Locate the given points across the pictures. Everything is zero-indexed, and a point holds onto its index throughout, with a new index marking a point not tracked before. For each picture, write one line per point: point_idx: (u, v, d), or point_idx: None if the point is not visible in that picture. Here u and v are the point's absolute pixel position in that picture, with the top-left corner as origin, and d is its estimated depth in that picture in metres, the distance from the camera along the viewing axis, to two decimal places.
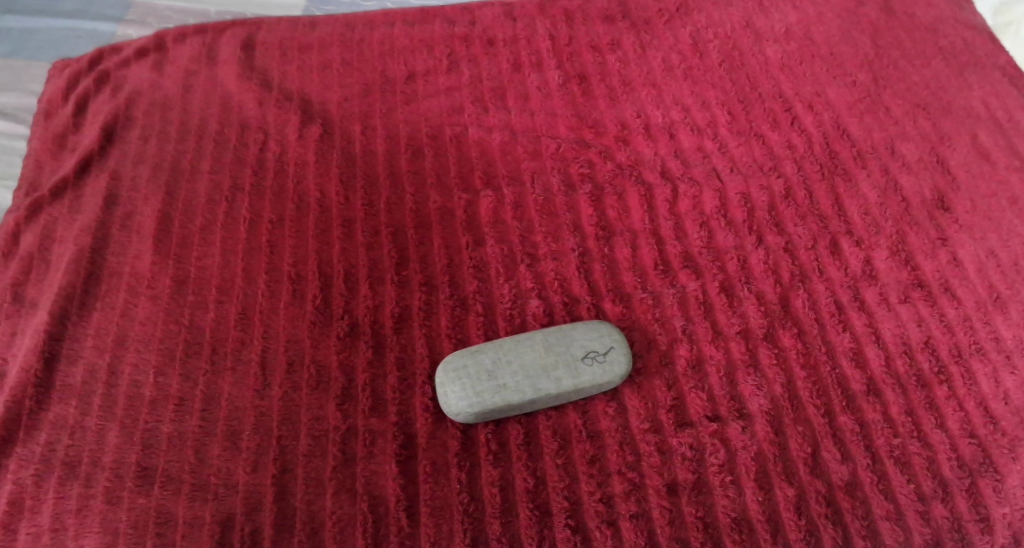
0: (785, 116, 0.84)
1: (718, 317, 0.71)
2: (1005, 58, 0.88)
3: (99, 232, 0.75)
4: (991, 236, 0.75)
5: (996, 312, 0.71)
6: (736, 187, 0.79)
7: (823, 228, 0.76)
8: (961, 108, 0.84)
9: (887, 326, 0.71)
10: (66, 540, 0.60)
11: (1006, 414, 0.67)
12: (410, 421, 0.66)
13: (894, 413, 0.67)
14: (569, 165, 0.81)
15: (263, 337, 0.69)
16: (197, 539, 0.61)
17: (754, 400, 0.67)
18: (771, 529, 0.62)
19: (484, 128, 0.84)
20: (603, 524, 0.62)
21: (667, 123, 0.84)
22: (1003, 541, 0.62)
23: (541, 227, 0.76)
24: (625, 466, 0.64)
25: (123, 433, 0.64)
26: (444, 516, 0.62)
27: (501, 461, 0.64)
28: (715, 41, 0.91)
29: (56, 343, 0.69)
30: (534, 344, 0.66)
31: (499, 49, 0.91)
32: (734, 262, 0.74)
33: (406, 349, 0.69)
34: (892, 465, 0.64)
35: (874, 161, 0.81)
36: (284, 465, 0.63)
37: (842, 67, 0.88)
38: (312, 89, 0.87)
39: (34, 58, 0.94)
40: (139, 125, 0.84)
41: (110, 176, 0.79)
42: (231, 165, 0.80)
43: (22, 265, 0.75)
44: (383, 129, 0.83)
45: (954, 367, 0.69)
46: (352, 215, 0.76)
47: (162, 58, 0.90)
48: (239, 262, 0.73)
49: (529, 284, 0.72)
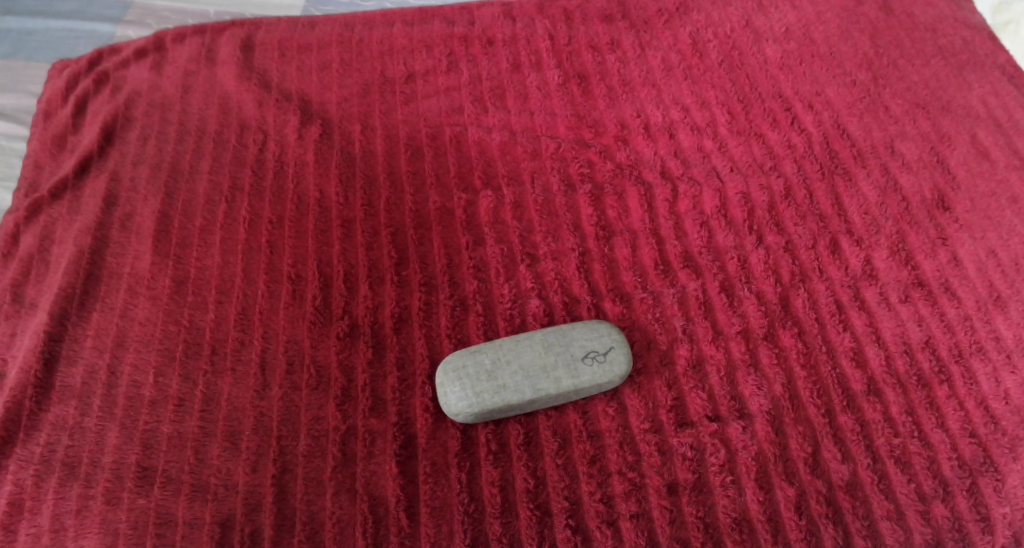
0: (784, 116, 0.84)
1: (718, 316, 0.71)
2: (1005, 57, 0.88)
3: (99, 233, 0.75)
4: (990, 235, 0.75)
5: (996, 312, 0.71)
6: (736, 186, 0.79)
7: (823, 228, 0.76)
8: (961, 108, 0.84)
9: (888, 325, 0.71)
10: (66, 541, 0.60)
11: (1006, 413, 0.67)
12: (410, 421, 0.66)
13: (895, 412, 0.67)
14: (569, 164, 0.81)
15: (263, 338, 0.69)
16: (197, 540, 0.61)
17: (754, 400, 0.67)
18: (772, 529, 0.62)
19: (483, 128, 0.83)
20: (603, 524, 0.62)
21: (666, 122, 0.84)
22: (1004, 541, 0.62)
23: (541, 227, 0.76)
24: (625, 466, 0.64)
25: (123, 433, 0.64)
26: (444, 517, 0.62)
27: (501, 461, 0.64)
28: (714, 41, 0.91)
29: (55, 344, 0.69)
30: (534, 344, 0.66)
31: (499, 49, 0.91)
32: (734, 262, 0.74)
33: (406, 349, 0.69)
34: (892, 465, 0.64)
35: (874, 161, 0.81)
36: (284, 465, 0.63)
37: (841, 66, 0.88)
38: (311, 89, 0.87)
39: (34, 59, 0.94)
40: (139, 126, 0.84)
41: (109, 176, 0.79)
42: (231, 165, 0.80)
43: (22, 265, 0.75)
44: (383, 129, 0.83)
45: (954, 366, 0.69)
46: (352, 215, 0.76)
47: (162, 58, 0.90)
48: (239, 262, 0.73)
49: (529, 284, 0.72)
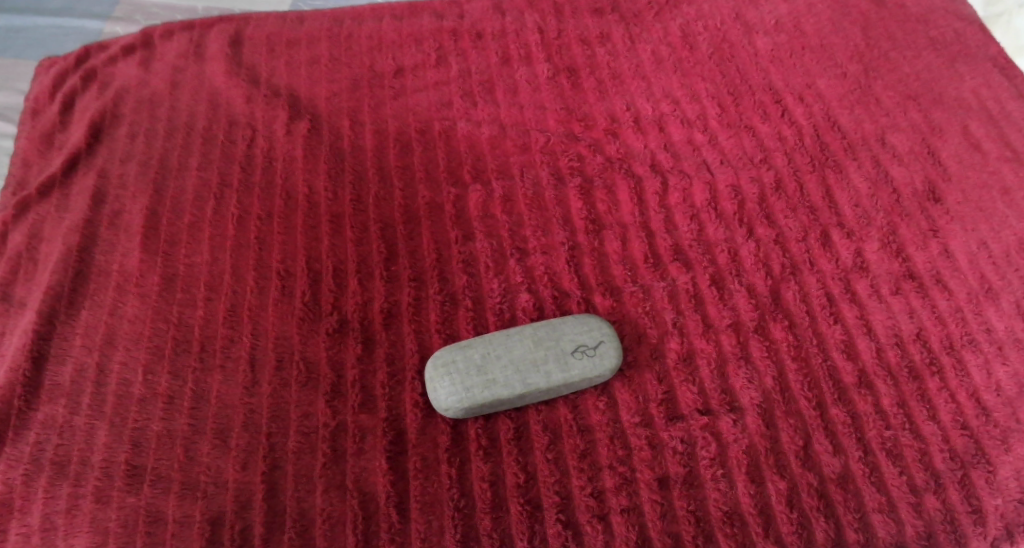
0: (775, 108, 0.84)
1: (709, 309, 0.71)
2: (996, 49, 0.88)
3: (86, 231, 0.75)
4: (981, 226, 0.75)
5: (988, 303, 0.71)
6: (727, 179, 0.79)
7: (815, 221, 0.76)
8: (952, 99, 0.84)
9: (879, 318, 0.70)
10: (56, 540, 0.60)
11: (998, 405, 0.66)
12: (400, 416, 0.65)
13: (887, 405, 0.66)
14: (559, 158, 0.80)
15: (252, 335, 0.68)
16: (187, 538, 0.60)
17: (745, 393, 0.67)
18: (763, 523, 0.62)
19: (473, 122, 0.83)
20: (595, 518, 0.62)
21: (656, 115, 0.84)
22: (996, 533, 0.62)
23: (531, 220, 0.76)
24: (616, 460, 0.64)
25: (112, 431, 0.64)
26: (433, 513, 0.62)
27: (491, 456, 0.64)
28: (706, 33, 0.91)
29: (45, 343, 0.68)
30: (523, 339, 0.66)
31: (489, 43, 0.90)
32: (725, 255, 0.74)
33: (395, 344, 0.68)
34: (884, 457, 0.64)
35: (865, 153, 0.80)
36: (274, 462, 0.63)
37: (832, 58, 0.88)
38: (299, 84, 0.86)
39: (22, 57, 0.94)
40: (127, 122, 0.83)
41: (98, 174, 0.79)
42: (219, 161, 0.80)
43: (10, 264, 0.74)
44: (372, 124, 0.83)
45: (945, 358, 0.69)
46: (341, 210, 0.76)
47: (150, 54, 0.90)
48: (228, 258, 0.73)
49: (519, 278, 0.72)
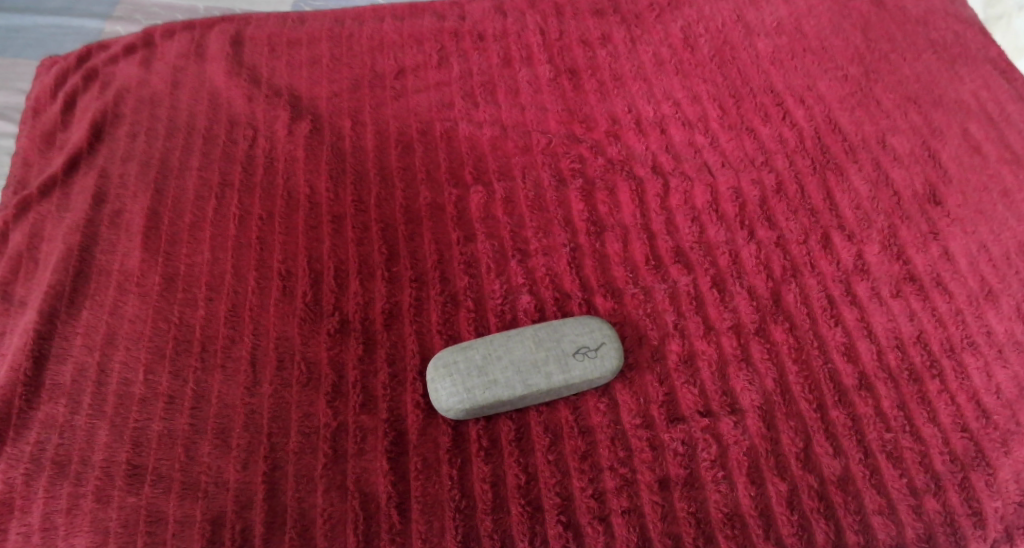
0: (776, 110, 0.84)
1: (709, 311, 0.71)
2: (996, 51, 0.88)
3: (86, 231, 0.75)
4: (981, 228, 0.75)
5: (988, 306, 0.71)
6: (727, 181, 0.79)
7: (816, 223, 0.76)
8: (952, 101, 0.84)
9: (879, 320, 0.71)
10: (56, 540, 0.60)
11: (998, 407, 0.67)
12: (401, 417, 0.65)
13: (887, 407, 0.67)
14: (560, 159, 0.80)
15: (253, 335, 0.68)
16: (188, 538, 0.60)
17: (746, 395, 0.67)
18: (763, 524, 0.62)
19: (474, 123, 0.83)
20: (595, 519, 0.62)
21: (657, 117, 0.84)
22: (996, 536, 0.62)
23: (532, 222, 0.76)
24: (616, 461, 0.64)
25: (112, 431, 0.64)
26: (434, 514, 0.62)
27: (492, 457, 0.64)
28: (706, 35, 0.91)
29: (45, 342, 0.68)
30: (524, 340, 0.66)
31: (489, 44, 0.90)
32: (725, 257, 0.74)
33: (396, 345, 0.68)
34: (884, 459, 0.64)
35: (865, 155, 0.81)
36: (275, 462, 0.63)
37: (833, 60, 0.88)
38: (300, 84, 0.86)
39: (22, 56, 0.94)
40: (128, 122, 0.83)
41: (98, 174, 0.79)
42: (220, 161, 0.80)
43: (10, 264, 0.74)
44: (373, 125, 0.83)
45: (945, 360, 0.69)
46: (342, 211, 0.76)
47: (150, 54, 0.90)
48: (229, 259, 0.73)
49: (520, 279, 0.72)
